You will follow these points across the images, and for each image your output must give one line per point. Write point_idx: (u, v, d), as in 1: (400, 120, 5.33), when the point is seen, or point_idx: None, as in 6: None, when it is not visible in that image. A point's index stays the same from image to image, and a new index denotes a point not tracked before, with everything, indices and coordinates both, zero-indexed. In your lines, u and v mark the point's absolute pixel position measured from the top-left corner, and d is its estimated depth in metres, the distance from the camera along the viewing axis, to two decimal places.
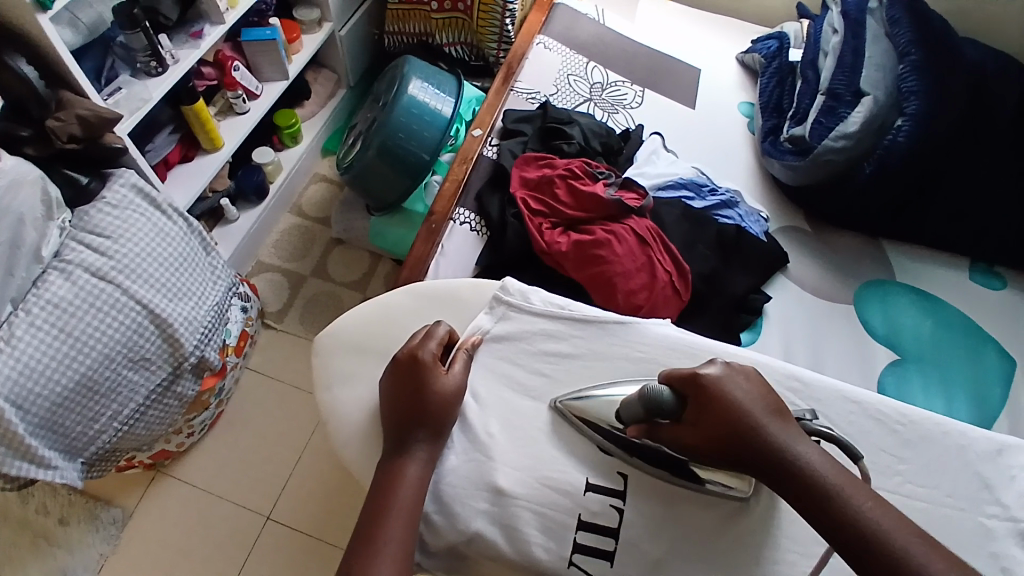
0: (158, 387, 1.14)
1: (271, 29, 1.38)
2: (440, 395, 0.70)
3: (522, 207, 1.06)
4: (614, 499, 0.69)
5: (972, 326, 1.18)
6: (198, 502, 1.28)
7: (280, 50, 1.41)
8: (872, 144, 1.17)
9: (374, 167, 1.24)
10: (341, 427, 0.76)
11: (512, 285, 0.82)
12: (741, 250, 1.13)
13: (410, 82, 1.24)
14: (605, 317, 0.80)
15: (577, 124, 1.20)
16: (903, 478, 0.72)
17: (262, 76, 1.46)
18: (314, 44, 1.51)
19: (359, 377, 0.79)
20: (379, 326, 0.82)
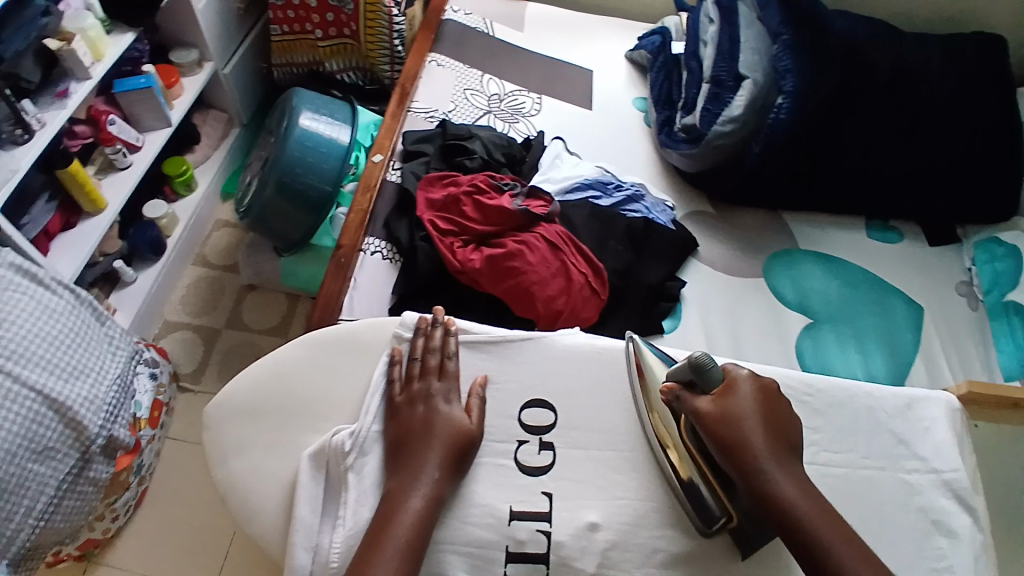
0: (70, 475, 1.03)
1: (146, 77, 1.30)
2: (456, 430, 0.68)
3: (431, 228, 1.03)
4: (541, 523, 0.67)
5: (875, 281, 1.30)
6: None
7: (158, 96, 1.32)
8: (758, 124, 1.21)
9: (275, 205, 1.19)
10: (249, 502, 0.71)
11: (411, 318, 0.77)
12: (652, 242, 1.17)
13: (300, 114, 1.19)
14: (510, 335, 0.78)
15: (477, 138, 1.19)
16: (819, 446, 0.74)
17: (143, 126, 1.37)
18: (196, 86, 1.43)
19: (257, 446, 0.73)
20: (272, 386, 0.76)
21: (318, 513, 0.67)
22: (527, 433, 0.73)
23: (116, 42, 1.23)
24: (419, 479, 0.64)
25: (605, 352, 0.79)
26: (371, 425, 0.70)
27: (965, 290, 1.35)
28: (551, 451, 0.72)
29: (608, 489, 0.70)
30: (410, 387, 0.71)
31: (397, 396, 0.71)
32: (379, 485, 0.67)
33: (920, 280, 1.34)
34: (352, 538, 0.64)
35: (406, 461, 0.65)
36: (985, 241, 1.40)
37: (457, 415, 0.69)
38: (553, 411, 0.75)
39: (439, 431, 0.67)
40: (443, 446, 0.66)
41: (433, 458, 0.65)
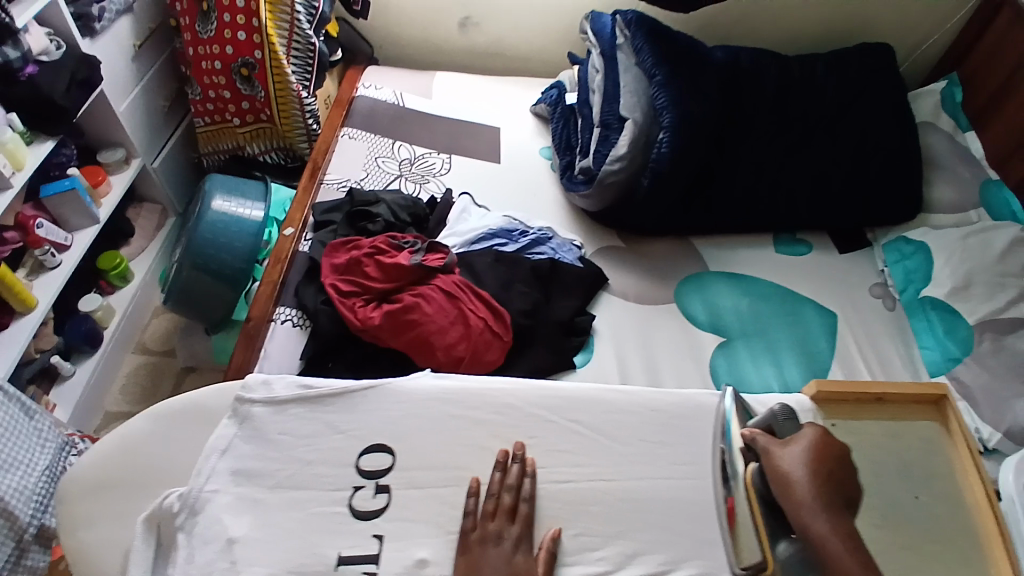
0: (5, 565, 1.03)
1: (70, 179, 1.36)
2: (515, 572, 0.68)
3: (332, 292, 1.07)
4: (369, 565, 0.70)
5: (786, 292, 1.35)
6: None
7: (84, 197, 1.38)
8: (643, 160, 1.30)
9: (191, 284, 1.23)
10: (92, 571, 0.70)
11: (253, 379, 0.80)
12: (559, 279, 1.22)
13: (212, 198, 1.26)
14: (349, 386, 0.82)
15: (383, 202, 1.25)
16: (670, 459, 0.82)
17: (71, 225, 1.41)
18: (123, 183, 1.50)
19: (105, 518, 0.73)
20: (121, 457, 0.76)
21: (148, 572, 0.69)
22: (363, 479, 0.76)
23: (35, 152, 1.28)
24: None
25: (449, 391, 0.83)
26: (204, 488, 0.72)
27: (880, 291, 1.38)
28: (386, 493, 0.75)
29: (440, 523, 0.73)
30: (485, 523, 0.71)
31: (472, 530, 0.71)
32: (211, 541, 0.69)
33: (833, 287, 1.37)
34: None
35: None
36: (894, 241, 1.42)
37: (522, 557, 0.70)
38: (391, 454, 0.77)
39: (500, 573, 0.67)
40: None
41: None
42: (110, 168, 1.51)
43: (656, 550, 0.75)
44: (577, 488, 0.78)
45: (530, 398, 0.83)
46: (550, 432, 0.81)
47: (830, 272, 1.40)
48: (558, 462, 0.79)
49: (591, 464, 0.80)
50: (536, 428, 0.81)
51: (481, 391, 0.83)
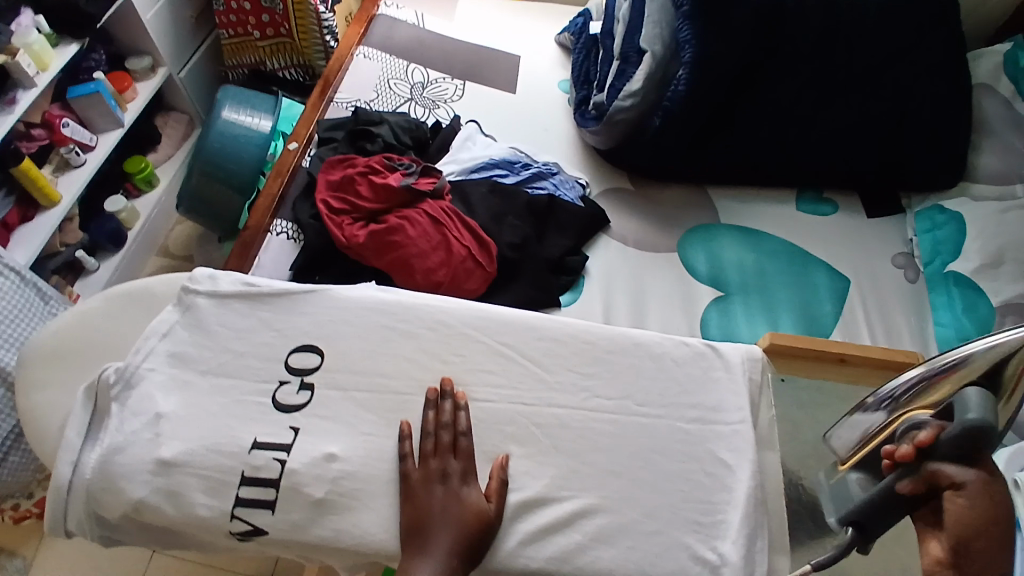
0: (13, 433, 1.12)
1: (95, 82, 1.40)
2: (470, 514, 0.56)
3: (322, 208, 1.08)
4: (279, 452, 0.59)
5: (798, 252, 1.28)
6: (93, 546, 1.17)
7: (108, 101, 1.42)
8: (657, 99, 1.24)
9: (201, 191, 1.27)
10: (43, 435, 0.67)
11: (201, 272, 0.67)
12: (556, 217, 1.20)
13: (223, 109, 1.27)
14: (291, 287, 0.67)
15: (386, 123, 1.24)
16: (591, 393, 0.65)
17: (97, 128, 1.47)
18: (149, 90, 1.54)
19: (52, 389, 0.68)
20: (76, 332, 0.71)
21: (82, 435, 0.61)
22: (286, 373, 0.63)
23: (60, 53, 1.31)
24: (434, 556, 0.54)
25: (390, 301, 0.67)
26: (141, 362, 0.62)
27: (904, 261, 1.29)
28: (310, 390, 0.62)
29: (355, 423, 0.61)
30: (428, 464, 0.58)
31: (411, 472, 0.58)
32: (142, 417, 0.59)
33: (850, 250, 1.29)
34: (103, 458, 0.58)
35: (420, 549, 0.55)
36: (928, 208, 1.32)
37: (470, 498, 0.57)
38: (319, 353, 0.64)
39: (448, 520, 0.55)
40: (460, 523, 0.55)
41: (443, 543, 0.54)
42: (137, 76, 1.54)
43: (607, 490, 0.61)
44: (495, 410, 0.63)
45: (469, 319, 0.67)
46: (502, 348, 0.65)
47: (855, 234, 1.32)
48: (479, 382, 0.64)
49: (512, 386, 0.64)
50: (465, 347, 0.65)
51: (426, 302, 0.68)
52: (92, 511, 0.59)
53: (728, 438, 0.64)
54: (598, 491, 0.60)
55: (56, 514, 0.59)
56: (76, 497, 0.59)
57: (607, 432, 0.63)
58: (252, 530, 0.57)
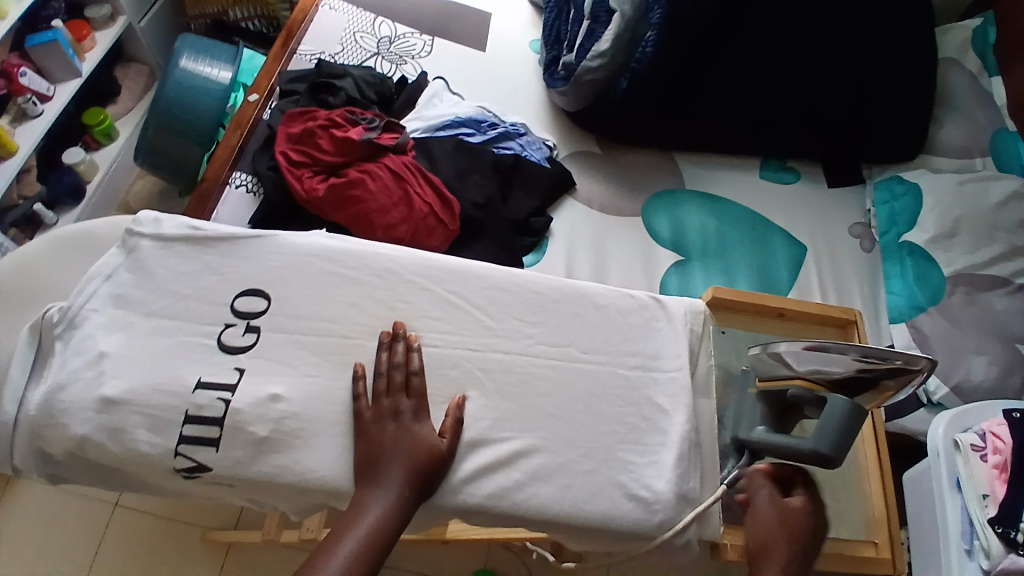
0: None
1: (53, 31, 1.33)
2: (422, 448, 0.57)
3: (281, 160, 1.06)
4: (223, 391, 0.59)
5: (759, 220, 1.30)
6: (53, 500, 1.18)
7: (67, 50, 1.36)
8: (626, 59, 1.23)
9: (157, 142, 1.23)
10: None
11: (145, 215, 0.66)
12: (520, 175, 1.20)
13: (180, 57, 1.23)
14: (237, 232, 0.66)
15: (350, 77, 1.21)
16: (535, 340, 0.66)
17: (55, 78, 1.40)
18: (108, 39, 1.47)
19: None
20: (19, 271, 0.69)
21: (26, 372, 0.60)
22: (233, 317, 0.62)
23: None
24: (389, 487, 0.55)
25: (336, 251, 0.67)
26: (85, 302, 0.61)
27: (860, 231, 1.32)
28: (256, 333, 0.62)
29: (299, 365, 0.61)
30: (380, 404, 0.59)
31: (364, 411, 0.59)
32: (84, 357, 0.59)
33: (808, 219, 1.32)
34: (47, 395, 0.57)
35: (373, 481, 0.56)
36: (887, 179, 1.34)
37: (420, 434, 0.58)
38: (265, 299, 0.63)
39: (400, 455, 0.56)
40: (410, 460, 0.56)
41: (397, 474, 0.56)
42: (96, 24, 1.48)
43: (550, 431, 0.62)
44: (443, 354, 0.64)
45: (408, 263, 0.67)
46: (449, 297, 0.66)
47: (816, 203, 1.35)
48: (425, 328, 0.65)
49: (461, 333, 0.65)
50: (411, 294, 0.66)
51: (375, 253, 0.67)
52: (36, 446, 0.59)
53: (664, 385, 0.66)
54: (540, 432, 0.62)
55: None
56: (21, 433, 0.59)
57: (550, 376, 0.64)
58: (196, 467, 0.57)
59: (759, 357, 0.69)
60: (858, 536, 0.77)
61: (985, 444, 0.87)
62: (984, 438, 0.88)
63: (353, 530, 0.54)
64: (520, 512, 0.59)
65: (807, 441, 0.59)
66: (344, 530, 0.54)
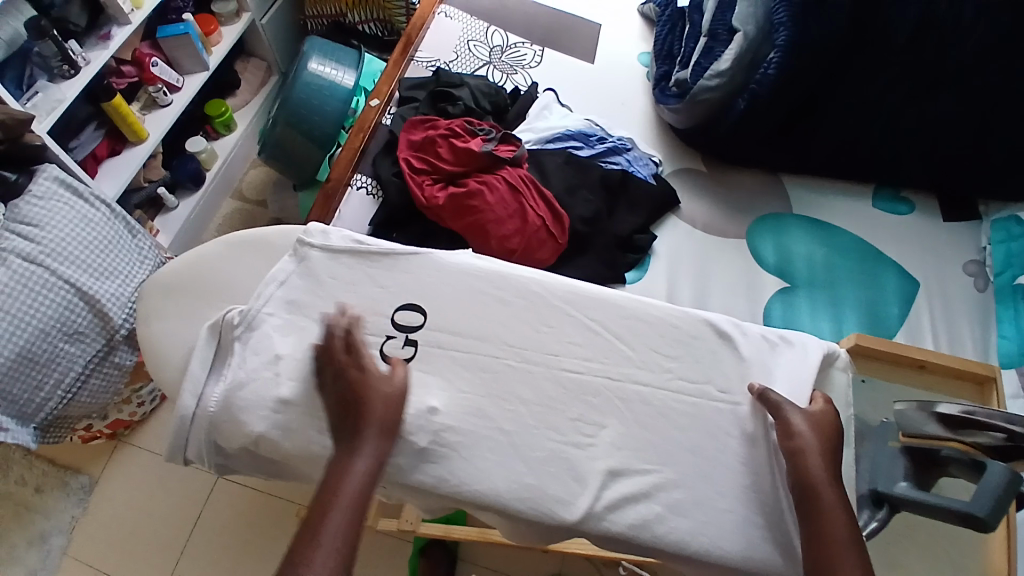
0: (96, 357, 1.12)
1: (184, 23, 1.42)
2: (388, 399, 0.61)
3: (405, 166, 1.11)
4: (388, 400, 0.64)
5: (870, 251, 1.25)
6: (159, 466, 1.30)
7: (196, 43, 1.44)
8: (745, 80, 1.21)
9: (283, 140, 1.31)
10: (159, 362, 0.73)
11: (313, 226, 0.74)
12: (627, 192, 1.21)
13: (311, 60, 1.31)
14: (398, 249, 0.73)
15: (466, 86, 1.26)
16: (673, 374, 0.68)
17: (183, 70, 1.49)
18: (233, 35, 1.56)
19: (177, 320, 0.74)
20: (195, 269, 0.77)
21: (204, 366, 0.67)
22: (394, 329, 0.69)
23: None
24: (362, 447, 0.58)
25: (484, 271, 0.72)
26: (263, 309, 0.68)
27: (975, 269, 1.24)
28: (414, 346, 0.68)
29: (454, 381, 0.66)
30: (335, 359, 0.63)
31: (335, 359, 0.63)
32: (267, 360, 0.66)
33: (925, 252, 1.25)
34: (227, 392, 0.64)
35: (356, 433, 0.59)
36: (1004, 218, 1.25)
37: (381, 379, 0.62)
38: (423, 314, 0.69)
39: (373, 405, 0.60)
40: (383, 410, 0.60)
41: (374, 422, 0.59)
42: (223, 20, 1.57)
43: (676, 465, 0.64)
44: (586, 381, 0.67)
45: (553, 289, 0.72)
46: (591, 322, 0.70)
47: (935, 235, 1.27)
48: (567, 354, 0.68)
49: (599, 360, 0.68)
50: (554, 317, 0.70)
51: (520, 275, 0.72)
52: (210, 438, 0.65)
53: None
54: (676, 467, 0.64)
55: (177, 441, 0.66)
56: (198, 424, 0.65)
57: (690, 410, 0.66)
58: None
59: (910, 412, 0.69)
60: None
61: None
62: None
63: (341, 492, 0.55)
64: (649, 542, 0.61)
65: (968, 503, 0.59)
66: (334, 502, 0.55)
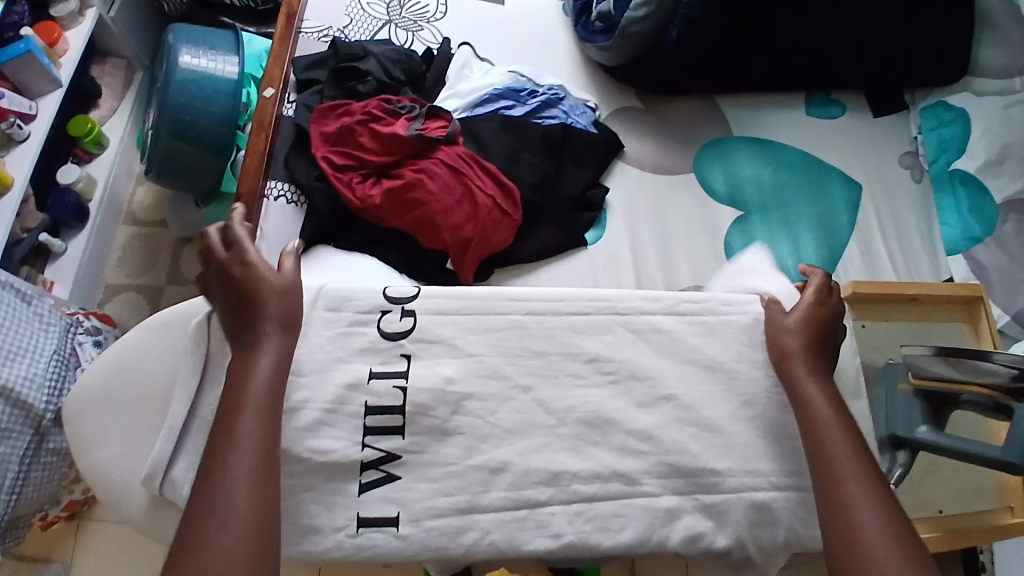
0: (29, 451, 0.95)
1: (24, 40, 1.15)
2: (272, 284, 0.58)
3: (326, 166, 0.97)
4: (398, 379, 0.59)
5: (813, 161, 1.24)
6: (135, 534, 1.17)
7: (41, 59, 1.18)
8: (672, 3, 1.13)
9: (171, 153, 1.12)
10: (116, 491, 0.63)
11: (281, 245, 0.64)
12: (570, 148, 1.13)
13: (180, 53, 1.11)
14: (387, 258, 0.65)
15: (372, 56, 1.10)
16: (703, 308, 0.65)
17: (33, 92, 1.22)
18: (82, 39, 1.29)
19: (117, 432, 0.64)
20: (120, 371, 0.66)
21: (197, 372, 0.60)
22: (390, 303, 0.61)
23: None
24: (252, 337, 0.56)
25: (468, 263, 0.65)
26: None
27: (910, 161, 1.27)
28: (413, 317, 0.61)
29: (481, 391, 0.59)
30: (224, 268, 0.59)
31: (219, 256, 0.59)
32: None
33: (862, 152, 1.26)
34: None
35: (241, 321, 0.57)
36: (932, 106, 1.28)
37: (269, 271, 0.58)
38: (412, 316, 0.61)
39: (258, 288, 0.57)
40: (275, 294, 0.57)
41: (265, 310, 0.57)
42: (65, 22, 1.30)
43: None
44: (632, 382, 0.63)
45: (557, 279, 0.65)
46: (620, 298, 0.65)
47: (870, 132, 1.28)
48: (597, 337, 0.62)
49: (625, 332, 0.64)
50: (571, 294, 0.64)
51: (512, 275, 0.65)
52: None
53: None
54: None
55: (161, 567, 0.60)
56: None
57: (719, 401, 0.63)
58: (384, 477, 0.57)
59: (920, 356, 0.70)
60: (992, 504, 0.80)
61: None
62: None
63: (248, 382, 0.53)
64: (706, 552, 0.58)
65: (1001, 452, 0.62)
66: (242, 405, 0.52)
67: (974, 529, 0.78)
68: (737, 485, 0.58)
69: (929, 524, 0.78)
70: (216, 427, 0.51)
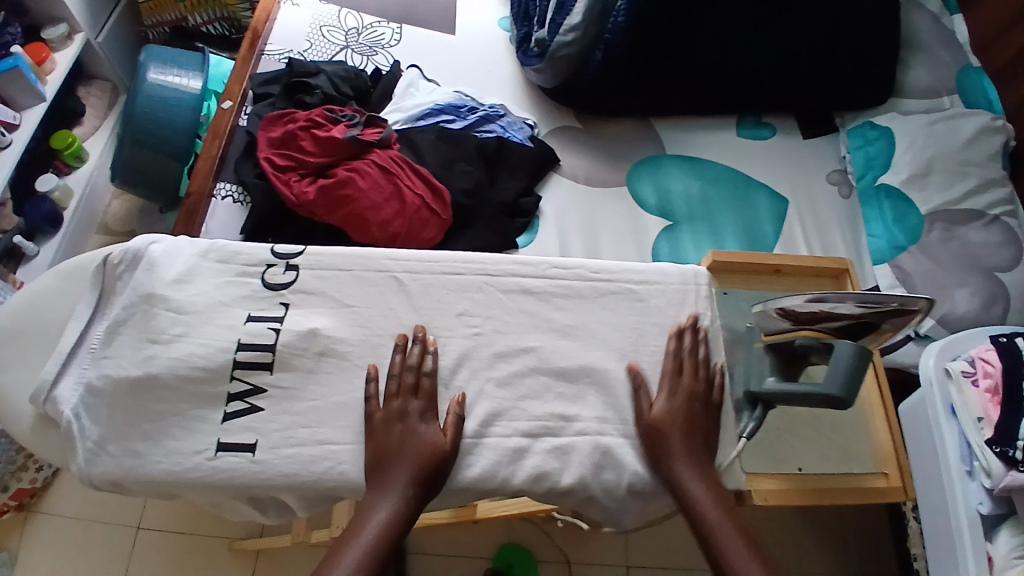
0: None
1: (12, 56, 1.24)
2: (428, 451, 0.61)
3: (267, 166, 1.05)
4: (273, 321, 0.67)
5: (739, 177, 1.31)
6: (74, 530, 1.18)
7: (27, 75, 1.27)
8: (598, 30, 1.24)
9: (134, 159, 1.21)
10: (9, 414, 0.70)
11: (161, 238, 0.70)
12: (505, 160, 1.20)
13: (148, 70, 1.21)
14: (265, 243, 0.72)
15: (323, 74, 1.20)
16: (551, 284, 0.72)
17: (19, 105, 1.31)
18: (68, 60, 1.39)
19: (26, 368, 0.71)
20: (29, 308, 0.73)
21: (90, 309, 0.70)
22: (274, 257, 0.70)
23: None
24: (388, 493, 0.60)
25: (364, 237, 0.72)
26: (146, 244, 0.69)
27: (838, 178, 1.34)
28: (297, 270, 0.70)
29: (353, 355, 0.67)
30: (389, 405, 0.63)
31: (376, 412, 0.63)
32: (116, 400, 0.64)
33: (788, 170, 1.34)
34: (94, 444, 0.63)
35: (379, 488, 0.60)
36: (859, 126, 1.35)
37: (428, 431, 0.63)
38: (295, 269, 0.70)
39: (408, 452, 0.61)
40: (417, 463, 0.60)
41: (402, 476, 0.60)
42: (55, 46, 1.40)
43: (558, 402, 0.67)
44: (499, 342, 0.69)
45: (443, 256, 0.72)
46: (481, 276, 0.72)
47: (798, 151, 1.36)
48: (461, 299, 0.70)
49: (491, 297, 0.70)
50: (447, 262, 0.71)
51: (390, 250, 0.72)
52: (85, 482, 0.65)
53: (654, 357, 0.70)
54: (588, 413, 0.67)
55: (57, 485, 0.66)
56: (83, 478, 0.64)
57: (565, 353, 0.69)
58: (249, 408, 0.64)
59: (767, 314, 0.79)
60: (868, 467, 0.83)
61: (976, 369, 0.93)
62: (973, 364, 0.94)
63: (363, 534, 0.58)
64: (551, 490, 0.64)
65: (824, 385, 0.68)
66: (347, 547, 0.57)
67: (839, 489, 0.81)
68: (585, 430, 0.66)
69: (788, 480, 0.80)
70: (323, 563, 0.57)
